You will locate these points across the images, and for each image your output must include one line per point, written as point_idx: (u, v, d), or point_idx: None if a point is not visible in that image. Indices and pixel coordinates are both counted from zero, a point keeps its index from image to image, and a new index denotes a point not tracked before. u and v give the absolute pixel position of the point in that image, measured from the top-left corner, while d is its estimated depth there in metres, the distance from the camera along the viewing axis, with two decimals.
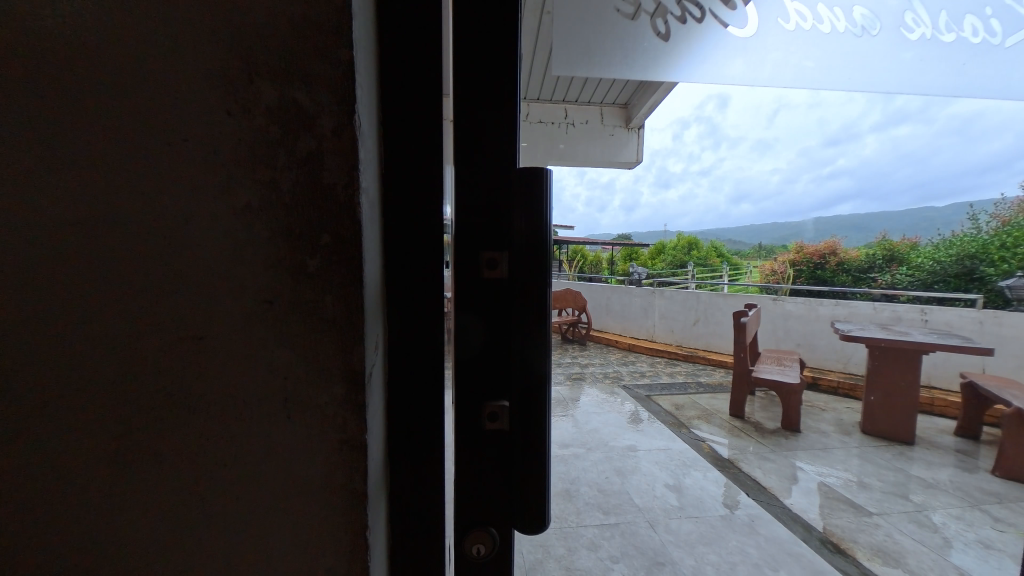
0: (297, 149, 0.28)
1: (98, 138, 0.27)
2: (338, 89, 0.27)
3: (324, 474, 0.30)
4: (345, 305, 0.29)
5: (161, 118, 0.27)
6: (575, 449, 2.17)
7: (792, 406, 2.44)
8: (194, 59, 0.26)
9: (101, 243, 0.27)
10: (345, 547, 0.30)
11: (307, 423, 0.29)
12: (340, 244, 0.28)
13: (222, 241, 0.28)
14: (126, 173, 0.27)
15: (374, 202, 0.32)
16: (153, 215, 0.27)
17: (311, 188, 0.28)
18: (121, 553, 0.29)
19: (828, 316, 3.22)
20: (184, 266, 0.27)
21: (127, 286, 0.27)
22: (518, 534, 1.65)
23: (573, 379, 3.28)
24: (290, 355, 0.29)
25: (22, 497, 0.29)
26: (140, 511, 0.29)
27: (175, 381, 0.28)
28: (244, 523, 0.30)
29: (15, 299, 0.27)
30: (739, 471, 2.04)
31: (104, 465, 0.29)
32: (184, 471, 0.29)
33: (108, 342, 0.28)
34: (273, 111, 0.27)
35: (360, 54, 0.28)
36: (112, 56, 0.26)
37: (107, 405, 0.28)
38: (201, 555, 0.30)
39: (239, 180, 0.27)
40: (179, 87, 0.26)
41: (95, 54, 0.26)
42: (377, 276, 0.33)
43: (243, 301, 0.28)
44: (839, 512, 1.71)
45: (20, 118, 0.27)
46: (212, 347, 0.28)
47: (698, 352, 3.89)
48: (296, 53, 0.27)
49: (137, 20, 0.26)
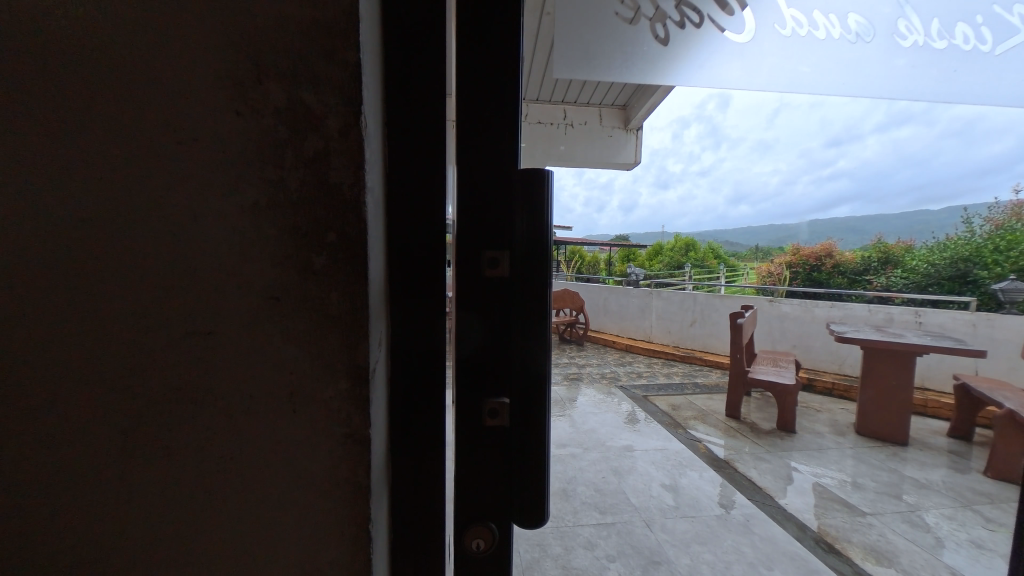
0: (304, 149, 0.28)
1: (109, 136, 0.27)
2: (344, 90, 0.28)
3: (329, 468, 0.30)
4: (351, 301, 0.30)
5: (172, 117, 0.27)
6: (572, 449, 2.17)
7: (787, 406, 2.46)
8: (204, 60, 0.27)
9: (111, 240, 0.28)
10: (350, 540, 0.31)
11: (311, 418, 0.30)
12: (345, 241, 0.29)
13: (230, 238, 0.28)
14: (135, 172, 0.27)
15: (378, 199, 0.32)
16: (162, 215, 0.28)
17: (318, 187, 0.29)
18: (129, 546, 0.30)
19: (823, 317, 3.25)
20: (191, 261, 0.28)
21: (136, 283, 0.28)
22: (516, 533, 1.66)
23: (570, 379, 3.29)
24: (296, 350, 0.29)
25: (30, 492, 0.29)
26: (146, 504, 0.30)
27: (182, 376, 0.29)
28: (248, 515, 0.30)
29: (26, 296, 0.28)
30: (734, 471, 2.05)
31: (111, 459, 0.29)
32: (191, 464, 0.30)
33: (116, 338, 0.28)
34: (280, 112, 0.28)
35: (365, 55, 0.29)
36: (124, 55, 0.27)
37: (115, 400, 0.29)
38: (208, 547, 0.30)
39: (248, 178, 0.28)
40: (189, 85, 0.27)
41: (108, 55, 0.27)
42: (380, 273, 0.33)
43: (251, 298, 0.29)
44: (833, 511, 1.73)
45: (33, 119, 0.27)
46: (219, 343, 0.29)
47: (695, 354, 3.91)
48: (307, 52, 0.27)
49: (148, 23, 0.27)
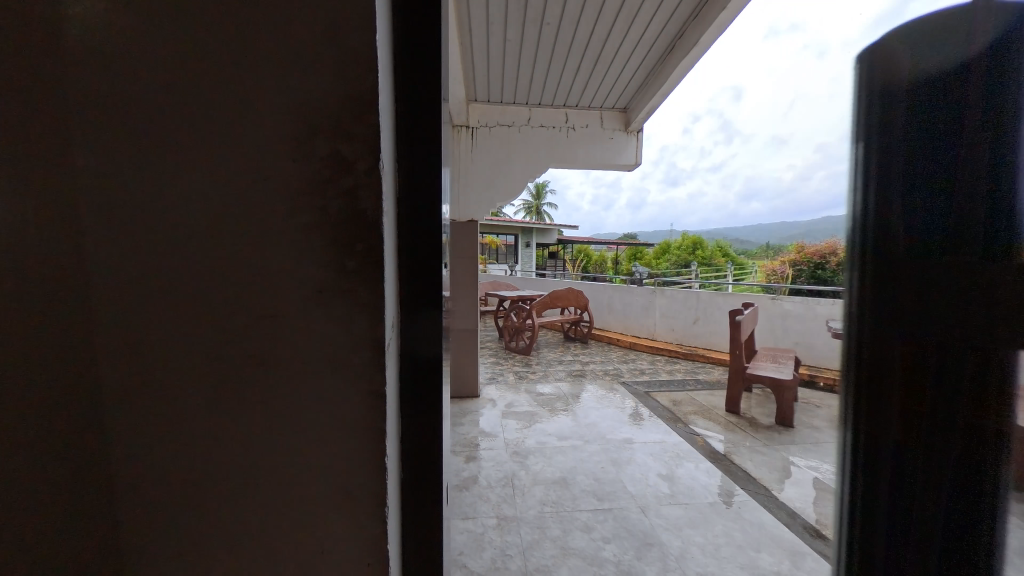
0: (340, 185, 0.39)
1: (197, 173, 0.38)
2: (370, 142, 0.39)
3: (364, 447, 0.42)
4: (373, 295, 0.40)
5: (244, 158, 0.38)
6: (574, 441, 2.73)
7: (784, 400, 3.14)
8: (270, 120, 0.38)
9: (199, 244, 0.38)
10: (370, 467, 0.42)
11: (344, 378, 0.41)
12: (368, 250, 0.40)
13: (287, 247, 0.39)
14: (217, 199, 0.38)
15: (393, 219, 0.43)
16: (237, 229, 0.38)
17: (349, 211, 0.39)
18: (223, 498, 0.41)
19: (824, 314, 4.16)
20: (260, 263, 0.39)
21: (232, 312, 0.39)
22: (527, 508, 2.02)
23: (574, 377, 4.39)
24: (335, 329, 0.40)
25: (136, 426, 0.40)
26: (223, 436, 0.41)
27: (250, 344, 0.40)
28: (295, 448, 0.41)
29: (139, 284, 0.39)
30: (732, 464, 2.57)
31: (199, 403, 0.40)
32: (253, 408, 0.41)
33: (202, 314, 0.39)
34: (324, 158, 0.39)
35: (386, 162, 0.41)
36: (213, 116, 0.38)
37: (200, 360, 0.40)
38: (263, 469, 0.41)
39: (300, 204, 0.39)
40: (260, 136, 0.38)
41: (201, 115, 0.38)
42: (394, 275, 0.44)
43: (303, 292, 0.40)
44: (826, 503, 2.18)
45: (140, 159, 0.38)
46: (278, 322, 0.40)
47: (697, 351, 5.10)
48: (351, 147, 0.39)
49: (227, 92, 0.37)
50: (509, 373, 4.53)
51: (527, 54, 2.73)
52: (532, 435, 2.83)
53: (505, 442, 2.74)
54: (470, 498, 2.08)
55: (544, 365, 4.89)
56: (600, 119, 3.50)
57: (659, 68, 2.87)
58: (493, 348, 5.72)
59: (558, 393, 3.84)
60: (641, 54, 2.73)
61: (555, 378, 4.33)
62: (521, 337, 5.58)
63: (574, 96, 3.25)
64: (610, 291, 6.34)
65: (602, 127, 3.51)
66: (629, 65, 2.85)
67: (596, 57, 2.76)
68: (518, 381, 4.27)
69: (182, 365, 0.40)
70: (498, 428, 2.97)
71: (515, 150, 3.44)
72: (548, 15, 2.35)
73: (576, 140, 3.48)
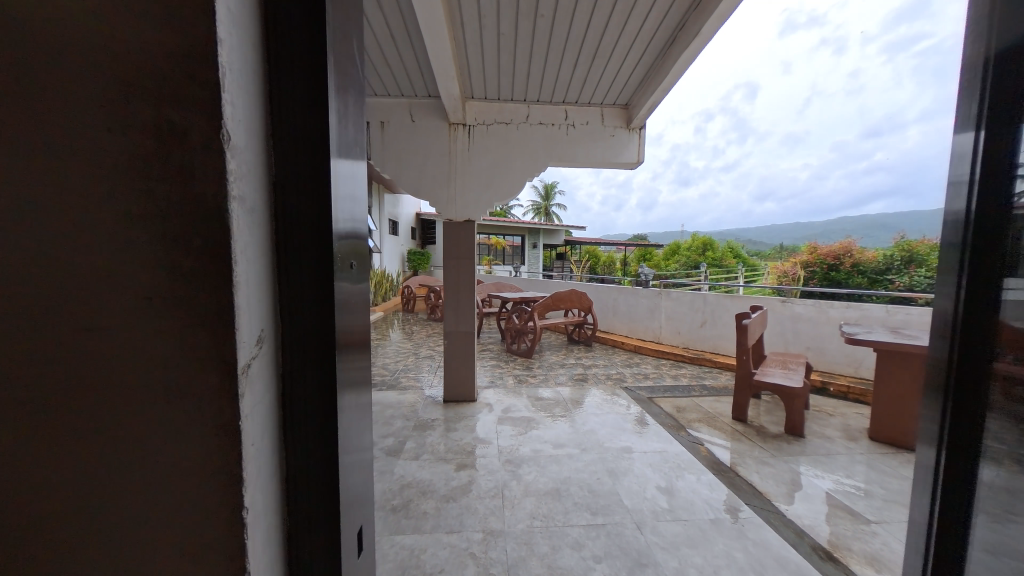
0: (178, 172, 0.37)
1: (31, 167, 0.37)
2: (208, 128, 0.37)
3: (211, 455, 0.40)
4: (214, 291, 0.39)
5: (81, 147, 0.37)
6: (570, 450, 2.63)
7: (795, 408, 2.99)
8: (103, 107, 0.37)
9: (37, 242, 0.38)
10: (220, 475, 0.40)
11: (186, 376, 0.39)
12: (208, 240, 0.38)
13: (127, 241, 0.38)
14: (48, 191, 0.37)
15: (252, 213, 0.42)
16: (74, 223, 0.38)
17: (187, 199, 0.37)
18: (68, 500, 0.40)
19: (837, 317, 3.98)
20: (98, 257, 0.38)
21: (78, 313, 0.39)
22: (515, 522, 1.91)
23: (576, 381, 4.24)
24: (177, 324, 0.39)
25: None
26: (66, 441, 0.40)
27: (89, 343, 0.39)
28: (142, 451, 0.40)
29: None
30: (736, 476, 2.43)
31: (37, 404, 0.39)
32: (96, 408, 0.40)
33: (41, 311, 0.38)
34: (161, 143, 0.37)
35: (235, 146, 0.40)
36: (43, 105, 0.37)
37: (38, 360, 0.39)
38: (107, 472, 0.40)
39: (139, 192, 0.38)
40: (97, 127, 0.37)
41: (34, 106, 0.37)
42: (256, 271, 0.43)
43: (144, 286, 0.39)
44: (839, 520, 2.04)
45: None
46: (118, 317, 0.39)
47: (704, 355, 4.94)
48: (183, 129, 0.37)
49: (57, 81, 0.37)
50: (509, 377, 4.43)
51: (522, 49, 2.63)
52: (527, 442, 2.73)
53: (498, 448, 2.65)
54: (457, 510, 1.99)
55: (545, 368, 4.78)
56: (601, 116, 3.39)
57: (660, 61, 2.75)
58: (495, 350, 5.63)
59: (558, 397, 3.73)
60: (640, 47, 2.62)
61: (556, 382, 4.22)
62: (522, 339, 5.49)
63: (572, 92, 3.15)
64: (615, 292, 6.20)
65: (603, 123, 3.40)
66: (628, 58, 2.74)
67: (593, 50, 2.65)
68: (518, 384, 4.17)
69: (23, 364, 0.39)
70: (492, 433, 2.89)
71: (514, 149, 3.34)
72: (541, 7, 2.25)
73: (575, 137, 3.37)
